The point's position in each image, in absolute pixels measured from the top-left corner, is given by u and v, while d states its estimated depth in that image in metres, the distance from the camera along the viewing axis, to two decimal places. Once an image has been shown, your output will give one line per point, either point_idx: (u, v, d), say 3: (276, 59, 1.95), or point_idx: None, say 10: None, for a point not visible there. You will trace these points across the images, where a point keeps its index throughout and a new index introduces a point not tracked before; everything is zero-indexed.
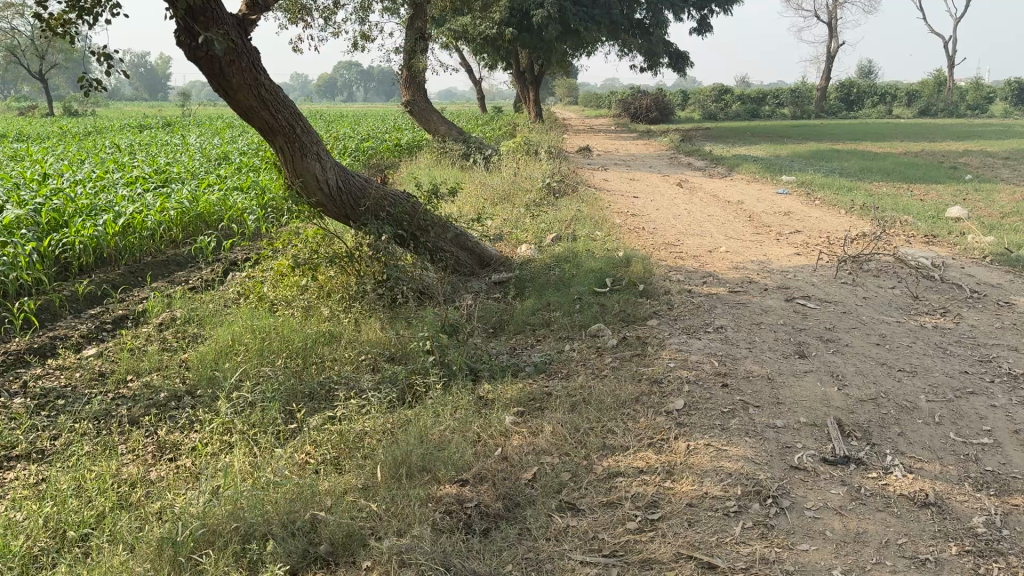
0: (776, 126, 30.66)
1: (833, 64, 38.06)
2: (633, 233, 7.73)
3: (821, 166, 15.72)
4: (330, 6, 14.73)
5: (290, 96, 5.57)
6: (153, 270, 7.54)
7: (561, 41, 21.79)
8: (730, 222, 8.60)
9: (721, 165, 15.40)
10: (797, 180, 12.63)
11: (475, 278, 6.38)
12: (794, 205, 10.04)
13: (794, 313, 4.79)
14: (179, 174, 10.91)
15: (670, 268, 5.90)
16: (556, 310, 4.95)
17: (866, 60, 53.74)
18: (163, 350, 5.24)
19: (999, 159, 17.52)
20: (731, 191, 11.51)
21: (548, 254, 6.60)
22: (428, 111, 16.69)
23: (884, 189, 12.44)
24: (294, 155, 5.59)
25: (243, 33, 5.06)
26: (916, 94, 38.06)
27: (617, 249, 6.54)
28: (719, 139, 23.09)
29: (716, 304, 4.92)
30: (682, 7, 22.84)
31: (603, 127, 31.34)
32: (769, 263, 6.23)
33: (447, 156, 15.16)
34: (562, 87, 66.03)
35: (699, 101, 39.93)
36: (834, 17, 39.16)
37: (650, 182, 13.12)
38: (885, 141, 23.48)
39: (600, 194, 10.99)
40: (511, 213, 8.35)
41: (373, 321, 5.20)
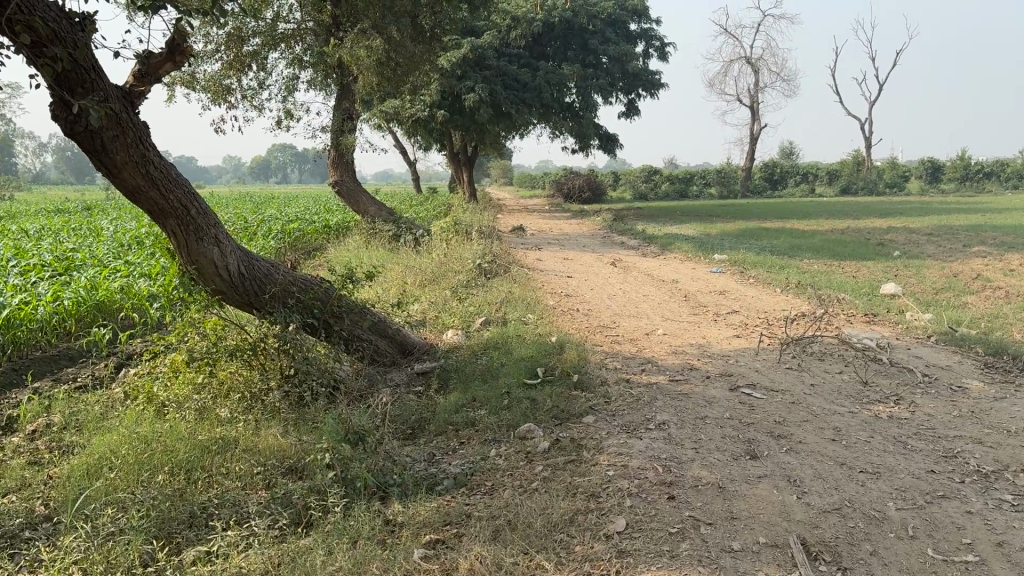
0: (705, 204, 31.30)
1: (755, 146, 39.36)
2: (568, 315, 7.34)
3: (752, 244, 15.80)
4: (255, 87, 14.41)
5: (185, 176, 5.07)
6: (38, 368, 6.78)
7: (493, 122, 21.88)
8: (667, 302, 8.31)
9: (654, 244, 15.35)
10: (730, 257, 12.57)
11: (395, 368, 5.82)
12: (730, 283, 9.84)
13: (741, 405, 4.38)
14: (84, 261, 10.19)
15: (606, 354, 5.47)
16: (482, 405, 4.44)
17: (786, 143, 56.14)
18: (29, 463, 4.54)
19: (922, 236, 17.97)
20: (666, 270, 11.32)
21: (475, 340, 6.11)
22: (358, 192, 16.28)
23: (816, 266, 12.44)
24: (189, 239, 5.03)
25: (130, 105, 4.60)
26: (836, 173, 39.61)
27: (550, 334, 6.12)
28: (651, 218, 23.34)
29: (657, 396, 4.48)
30: (611, 91, 23.29)
31: (539, 207, 31.51)
32: (709, 347, 5.88)
33: (377, 236, 14.74)
34: (498, 169, 67.25)
35: (629, 181, 40.78)
36: (755, 102, 40.79)
37: (584, 260, 12.88)
38: (811, 219, 24.01)
39: (532, 274, 10.65)
40: (438, 296, 7.89)
41: (272, 427, 4.62)
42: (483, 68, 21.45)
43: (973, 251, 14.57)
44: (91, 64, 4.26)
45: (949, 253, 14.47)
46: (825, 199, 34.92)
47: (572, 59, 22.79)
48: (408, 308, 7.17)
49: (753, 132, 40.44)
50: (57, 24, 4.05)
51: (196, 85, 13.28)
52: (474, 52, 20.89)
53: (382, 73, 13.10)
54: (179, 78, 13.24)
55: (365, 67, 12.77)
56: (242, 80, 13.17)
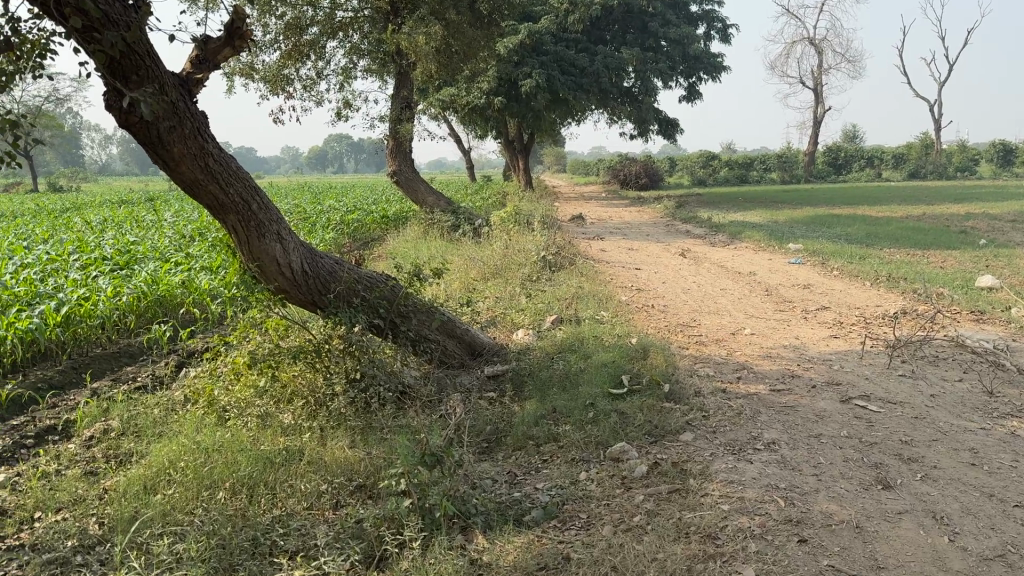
0: (767, 191, 30.31)
1: (818, 129, 38.04)
2: (644, 312, 6.92)
3: (824, 232, 15.09)
4: (313, 77, 14.22)
5: (245, 168, 4.75)
6: (98, 366, 6.61)
7: (550, 109, 21.41)
8: (748, 298, 7.83)
9: (722, 232, 14.74)
10: (805, 246, 11.96)
11: (465, 371, 5.45)
12: (812, 276, 9.29)
13: (857, 420, 3.94)
14: (145, 254, 10.09)
15: (695, 358, 5.06)
16: (565, 417, 4.06)
17: (850, 127, 54.25)
18: (86, 473, 4.30)
19: (1006, 223, 17.02)
20: (739, 261, 10.76)
21: (549, 340, 5.73)
22: (416, 182, 16.01)
23: (898, 256, 11.73)
24: (250, 236, 4.72)
25: (187, 94, 4.31)
26: (903, 157, 38.04)
27: (629, 334, 5.71)
28: (712, 205, 22.64)
29: (760, 410, 4.05)
30: (672, 74, 22.60)
31: (596, 194, 30.94)
32: (807, 350, 5.41)
33: (436, 226, 14.47)
34: (550, 156, 66.63)
35: (687, 166, 39.85)
36: (818, 84, 39.39)
37: (649, 251, 12.39)
38: (882, 205, 22.97)
39: (598, 266, 10.22)
40: (505, 292, 7.54)
41: (339, 439, 4.29)
42: (541, 53, 20.99)
43: None
44: (145, 51, 3.99)
45: None
46: (894, 183, 33.55)
47: (631, 42, 22.16)
48: (474, 305, 6.82)
49: (816, 114, 39.07)
50: (109, 7, 3.77)
51: (255, 75, 13.12)
52: (532, 37, 20.44)
53: (441, 60, 12.78)
54: (238, 68, 13.11)
55: (423, 55, 12.46)
56: (300, 69, 12.95)
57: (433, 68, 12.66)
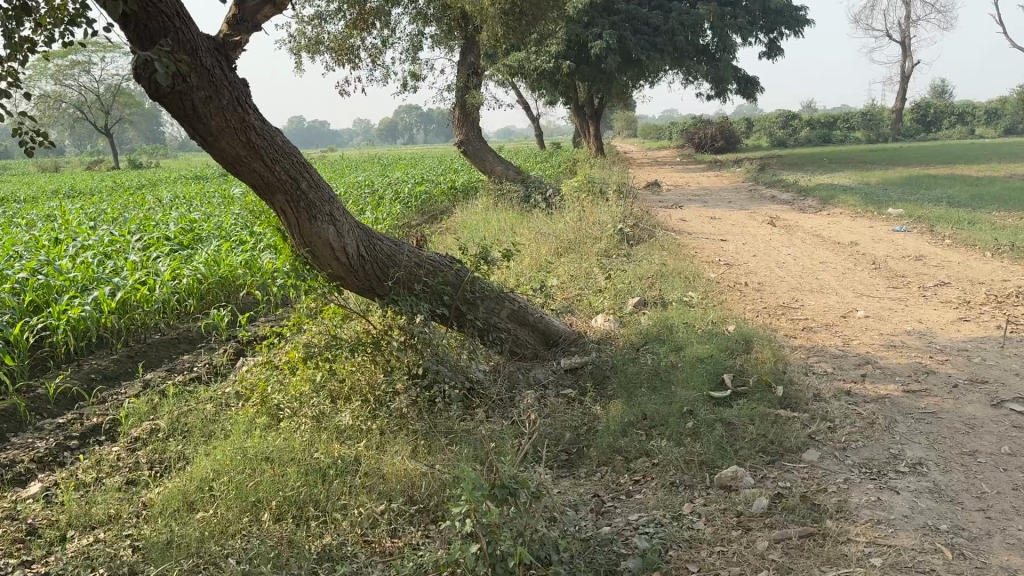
0: (852, 151, 28.69)
1: (908, 84, 35.78)
2: (737, 292, 6.25)
3: (924, 195, 13.94)
4: (378, 46, 13.74)
5: (294, 143, 4.25)
6: (155, 354, 6.29)
7: (622, 71, 20.47)
8: (854, 273, 7.05)
9: (810, 197, 13.78)
10: (907, 211, 10.96)
11: (538, 364, 4.90)
12: (921, 245, 8.39)
13: (1017, 432, 3.24)
14: (209, 232, 9.85)
15: (805, 350, 4.40)
16: (659, 426, 3.48)
17: (939, 82, 51.08)
18: (128, 484, 3.92)
19: None
20: (835, 229, 9.90)
21: (633, 327, 5.13)
22: (484, 151, 15.45)
23: (1011, 220, 10.66)
24: (301, 218, 4.20)
25: (226, 60, 3.84)
26: (998, 112, 35.69)
27: (725, 320, 5.07)
28: (795, 168, 21.47)
29: (895, 420, 3.39)
30: (751, 30, 21.36)
31: (670, 159, 29.84)
32: (935, 339, 4.68)
33: (506, 198, 13.94)
34: (621, 120, 65.18)
35: (764, 128, 38.21)
36: (907, 36, 37.10)
37: (734, 219, 11.56)
38: (982, 163, 21.38)
39: (681, 238, 9.49)
40: (582, 270, 6.95)
41: (399, 445, 3.79)
42: (612, 13, 20.04)
43: None
44: (173, 10, 3.52)
45: None
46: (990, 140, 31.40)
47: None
48: (549, 289, 6.26)
49: (904, 69, 36.86)
50: None
51: (321, 47, 12.72)
52: None
53: (508, 24, 12.12)
54: (303, 41, 12.72)
55: (490, 18, 11.83)
56: (366, 39, 12.47)
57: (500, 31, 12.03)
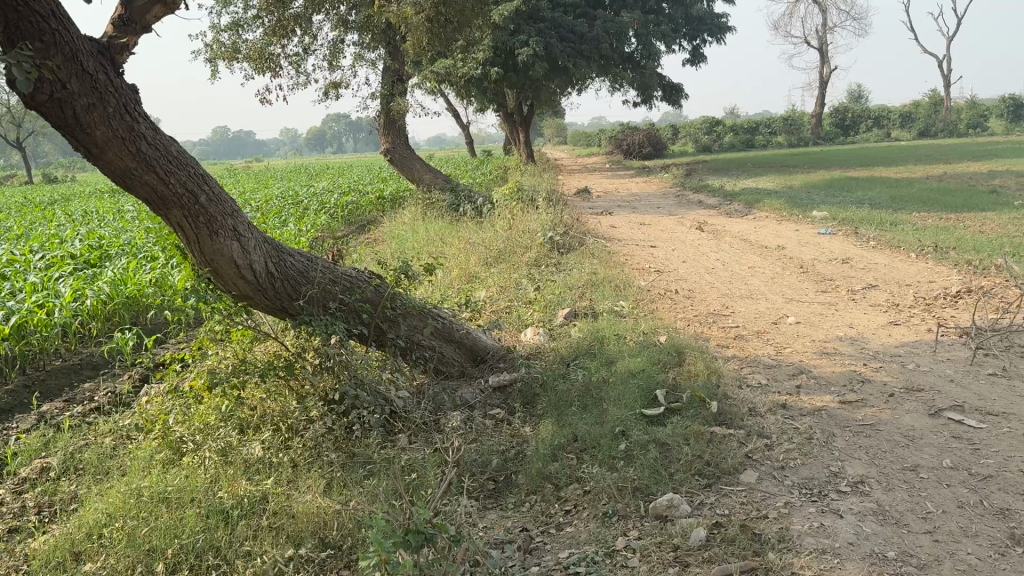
0: (775, 155, 29.32)
1: (826, 89, 36.83)
2: (668, 300, 6.14)
3: (846, 197, 14.23)
4: (299, 53, 13.32)
5: (192, 155, 3.90)
6: (53, 383, 5.82)
7: (550, 78, 20.42)
8: (783, 278, 7.02)
9: (737, 201, 13.91)
10: (830, 214, 11.10)
11: (465, 382, 4.65)
12: (846, 248, 8.46)
13: (957, 444, 3.14)
14: (118, 249, 9.30)
15: (739, 360, 4.28)
16: (590, 448, 3.28)
17: (854, 87, 52.91)
18: (8, 535, 3.53)
19: None
20: (762, 233, 9.96)
21: (563, 340, 4.93)
22: (411, 159, 15.14)
23: (929, 221, 10.91)
24: (200, 234, 3.84)
25: (111, 64, 3.49)
26: (911, 116, 37.07)
27: (657, 331, 4.91)
28: (721, 172, 21.77)
29: (833, 434, 3.26)
30: (675, 37, 21.58)
31: (600, 166, 30.01)
32: (866, 345, 4.62)
33: (434, 207, 13.67)
34: (551, 128, 65.58)
35: (690, 134, 38.85)
36: (824, 43, 38.21)
37: (663, 225, 11.53)
38: (898, 165, 22.04)
39: (611, 246, 9.38)
40: (511, 281, 6.74)
41: (312, 479, 3.49)
42: (538, 20, 19.99)
43: None
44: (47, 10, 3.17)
45: None
46: (905, 143, 32.52)
47: (631, 5, 21.11)
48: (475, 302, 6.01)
49: (822, 75, 37.95)
50: None
51: (238, 55, 12.23)
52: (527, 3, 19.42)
53: (431, 30, 11.86)
54: (219, 49, 12.23)
55: (413, 24, 11.55)
56: (285, 46, 12.05)
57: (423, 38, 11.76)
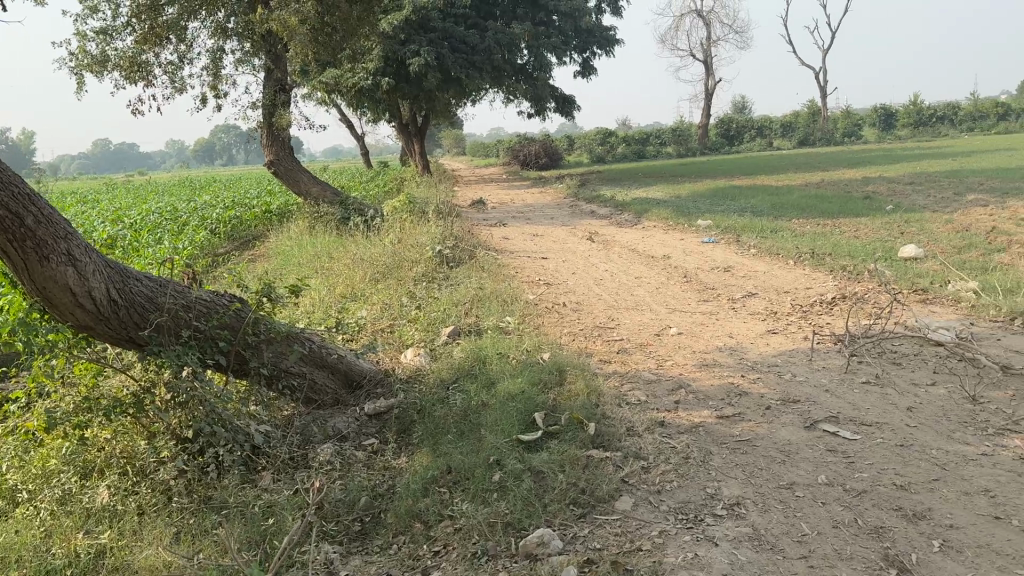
0: (665, 165, 30.04)
1: (711, 100, 38.08)
2: (554, 314, 6.03)
3: (731, 205, 14.61)
4: (173, 62, 12.65)
5: (17, 170, 3.44)
6: None
7: (442, 89, 20.25)
8: (668, 287, 7.04)
9: (627, 210, 14.06)
10: (715, 222, 11.33)
11: (338, 410, 4.40)
12: (730, 256, 8.60)
13: (831, 458, 3.11)
14: None
15: (621, 376, 4.18)
16: (462, 480, 3.08)
17: (738, 98, 55.03)
18: None
19: (902, 185, 17.08)
20: (650, 242, 10.04)
21: (443, 360, 4.73)
22: (296, 172, 14.63)
23: (808, 227, 11.27)
24: (28, 259, 3.35)
25: None
26: (791, 126, 38.77)
27: (541, 348, 4.77)
28: (614, 182, 22.09)
29: (712, 452, 3.18)
30: (565, 49, 21.79)
31: (495, 176, 30.01)
32: (746, 356, 4.61)
33: (322, 221, 13.24)
34: (448, 138, 65.43)
35: (584, 144, 39.41)
36: (708, 56, 39.52)
37: (554, 236, 11.51)
38: (780, 173, 22.92)
39: (501, 258, 9.24)
40: (394, 298, 6.49)
41: (159, 530, 3.18)
42: (428, 30, 19.77)
43: (967, 200, 13.66)
44: None
45: (941, 204, 13.52)
46: (786, 152, 33.93)
47: (521, 17, 21.19)
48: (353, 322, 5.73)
49: (707, 86, 39.23)
50: None
51: (105, 64, 11.49)
52: (417, 13, 19.19)
53: (315, 40, 11.48)
54: (83, 57, 11.46)
55: (295, 35, 11.15)
56: (156, 55, 11.39)
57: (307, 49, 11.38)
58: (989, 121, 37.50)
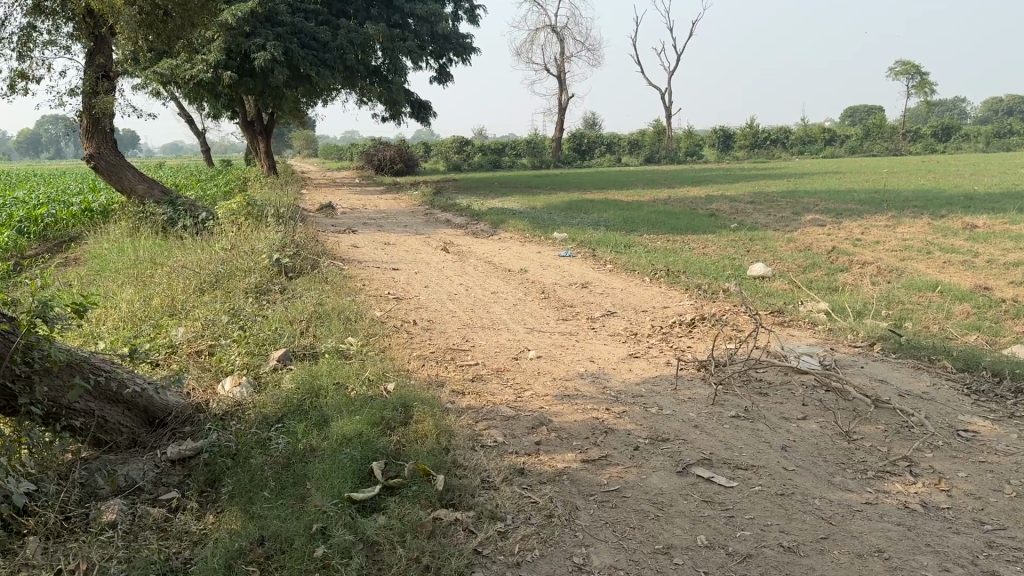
0: (521, 176, 30.10)
1: (564, 115, 38.70)
2: (402, 333, 5.46)
3: (585, 219, 14.54)
4: None
5: None
6: None
7: (291, 87, 19.15)
8: (524, 304, 6.64)
9: (482, 221, 13.69)
10: (570, 236, 11.11)
11: (134, 456, 3.66)
12: (586, 271, 8.35)
13: (709, 511, 2.74)
14: None
15: (473, 410, 3.67)
16: (277, 555, 2.47)
17: (589, 114, 56.48)
18: None
19: (745, 204, 17.70)
20: (505, 255, 9.67)
21: (268, 392, 4.06)
22: (120, 167, 13.19)
23: (660, 243, 11.29)
24: None
25: None
26: (638, 143, 40.03)
27: (385, 376, 4.19)
28: (468, 191, 21.76)
29: (578, 508, 2.74)
30: (422, 54, 21.24)
31: (347, 181, 29.00)
32: (609, 384, 4.23)
33: (148, 223, 11.98)
34: (300, 140, 63.15)
35: (438, 151, 38.93)
36: (562, 71, 40.16)
37: (406, 245, 10.93)
38: (630, 188, 23.38)
39: (348, 269, 8.55)
40: (219, 314, 5.69)
41: None
42: (276, 24, 18.66)
43: (805, 220, 14.23)
44: None
45: (783, 222, 14.00)
46: (635, 168, 34.87)
47: (376, 17, 20.46)
48: (166, 350, 4.92)
49: (561, 101, 39.84)
50: None
51: None
52: (265, 6, 18.04)
53: (144, 24, 10.33)
54: None
55: (120, 16, 9.97)
56: None
57: (134, 33, 10.20)
58: (817, 145, 40.22)
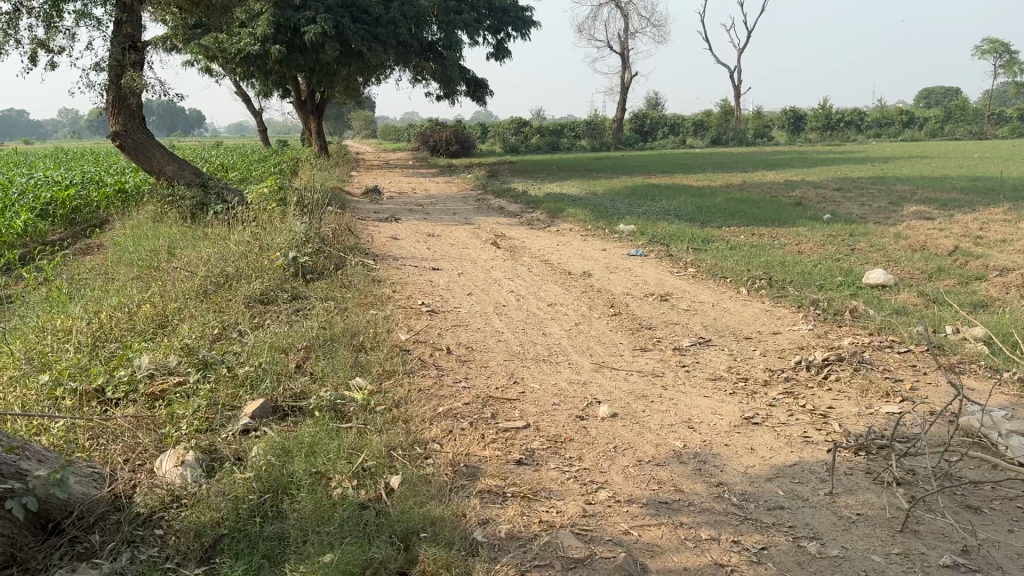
0: (582, 158, 28.54)
1: (627, 95, 36.86)
2: (430, 369, 4.11)
3: (652, 207, 13.01)
4: None
5: None
6: None
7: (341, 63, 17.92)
8: (590, 323, 5.25)
9: (539, 208, 12.29)
10: (640, 229, 9.65)
11: None
12: (663, 276, 6.90)
13: None
14: None
15: (517, 543, 2.31)
16: None
17: (650, 93, 54.29)
18: None
19: (831, 192, 15.91)
20: (565, 252, 8.28)
21: (220, 481, 2.75)
22: (148, 147, 12.09)
23: (745, 238, 9.73)
24: None
25: None
26: (703, 124, 37.97)
27: (391, 459, 2.85)
28: (525, 174, 20.38)
29: None
30: (479, 28, 19.80)
31: (399, 162, 27.87)
32: (722, 475, 2.83)
33: (174, 208, 10.88)
34: (357, 120, 62.28)
35: (495, 132, 37.43)
36: (626, 48, 38.22)
37: (452, 237, 9.60)
38: (698, 172, 21.64)
39: (382, 268, 7.27)
40: (198, 337, 4.41)
41: None
42: None
43: (906, 212, 12.44)
44: None
45: (881, 215, 12.25)
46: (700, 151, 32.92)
47: None
48: (119, 395, 3.68)
49: (623, 80, 37.96)
50: None
51: None
52: None
53: None
54: None
55: None
56: None
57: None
58: (894, 128, 37.74)
